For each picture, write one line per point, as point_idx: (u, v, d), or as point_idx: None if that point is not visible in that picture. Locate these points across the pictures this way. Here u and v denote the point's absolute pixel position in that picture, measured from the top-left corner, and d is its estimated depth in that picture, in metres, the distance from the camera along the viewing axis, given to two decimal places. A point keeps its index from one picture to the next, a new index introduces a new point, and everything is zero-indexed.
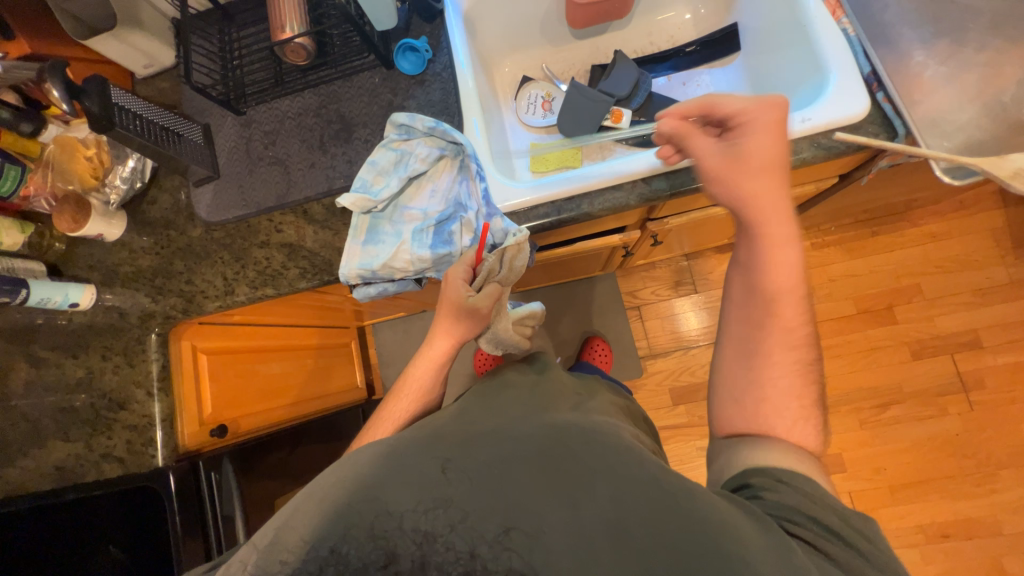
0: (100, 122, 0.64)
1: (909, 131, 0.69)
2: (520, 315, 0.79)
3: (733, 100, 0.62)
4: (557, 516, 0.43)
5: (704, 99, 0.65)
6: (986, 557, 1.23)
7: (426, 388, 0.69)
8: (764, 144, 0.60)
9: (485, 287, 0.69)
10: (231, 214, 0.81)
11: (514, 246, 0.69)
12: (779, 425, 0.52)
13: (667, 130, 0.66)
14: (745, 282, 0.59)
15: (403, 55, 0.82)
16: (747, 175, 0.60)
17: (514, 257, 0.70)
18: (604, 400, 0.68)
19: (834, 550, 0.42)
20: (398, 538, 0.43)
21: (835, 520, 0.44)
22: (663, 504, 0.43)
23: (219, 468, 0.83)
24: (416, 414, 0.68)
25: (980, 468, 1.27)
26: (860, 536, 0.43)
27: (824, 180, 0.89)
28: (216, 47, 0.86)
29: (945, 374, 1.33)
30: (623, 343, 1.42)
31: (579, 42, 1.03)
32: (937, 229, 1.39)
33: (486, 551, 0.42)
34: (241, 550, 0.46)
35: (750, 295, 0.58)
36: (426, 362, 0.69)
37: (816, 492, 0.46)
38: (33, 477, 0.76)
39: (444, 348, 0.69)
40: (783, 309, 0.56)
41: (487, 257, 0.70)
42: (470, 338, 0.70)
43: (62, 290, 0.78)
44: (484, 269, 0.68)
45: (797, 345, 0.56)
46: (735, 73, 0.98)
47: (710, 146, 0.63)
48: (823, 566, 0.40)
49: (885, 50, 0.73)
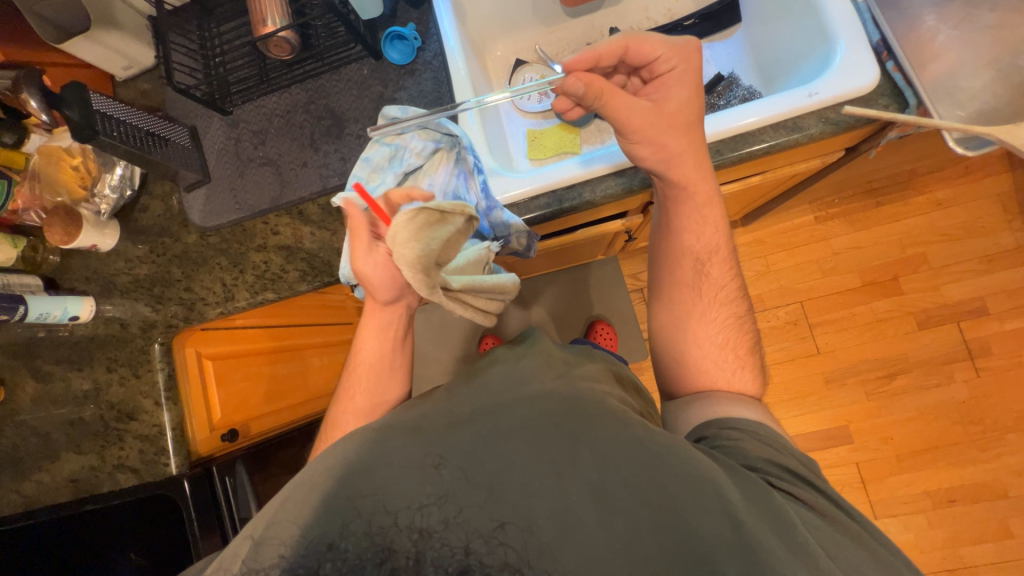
0: (83, 131, 0.62)
1: (920, 102, 0.67)
2: (482, 284, 0.62)
3: (653, 42, 0.62)
4: (546, 505, 0.41)
5: (682, 48, 0.63)
6: (993, 519, 1.25)
7: (384, 369, 0.67)
8: (686, 97, 0.62)
9: (407, 263, 0.49)
10: (225, 218, 0.79)
11: (436, 209, 0.51)
12: (722, 378, 0.62)
13: (654, 53, 0.62)
14: (668, 250, 0.67)
15: (391, 43, 0.79)
16: (671, 134, 0.61)
17: (432, 231, 0.51)
18: (594, 367, 0.62)
19: (808, 495, 0.48)
20: (393, 536, 0.38)
21: (797, 464, 0.51)
22: (660, 474, 0.44)
23: (233, 473, 0.88)
24: (374, 389, 0.66)
25: (987, 433, 1.28)
26: (818, 478, 0.50)
27: (830, 154, 0.86)
28: (196, 45, 0.81)
29: (952, 343, 1.33)
30: (628, 328, 1.39)
31: (572, 21, 1.00)
32: (942, 196, 1.37)
33: (482, 548, 0.38)
34: (234, 541, 0.42)
35: (680, 259, 0.66)
36: (378, 335, 0.68)
37: (769, 436, 0.54)
38: (51, 489, 0.78)
39: (392, 318, 0.67)
40: (711, 270, 0.65)
41: (403, 218, 0.50)
42: (398, 300, 0.66)
43: (61, 304, 0.77)
44: (397, 240, 0.49)
45: (729, 301, 0.65)
46: (735, 46, 0.95)
47: (637, 99, 0.61)
48: (812, 517, 0.45)
49: (894, 14, 0.71)
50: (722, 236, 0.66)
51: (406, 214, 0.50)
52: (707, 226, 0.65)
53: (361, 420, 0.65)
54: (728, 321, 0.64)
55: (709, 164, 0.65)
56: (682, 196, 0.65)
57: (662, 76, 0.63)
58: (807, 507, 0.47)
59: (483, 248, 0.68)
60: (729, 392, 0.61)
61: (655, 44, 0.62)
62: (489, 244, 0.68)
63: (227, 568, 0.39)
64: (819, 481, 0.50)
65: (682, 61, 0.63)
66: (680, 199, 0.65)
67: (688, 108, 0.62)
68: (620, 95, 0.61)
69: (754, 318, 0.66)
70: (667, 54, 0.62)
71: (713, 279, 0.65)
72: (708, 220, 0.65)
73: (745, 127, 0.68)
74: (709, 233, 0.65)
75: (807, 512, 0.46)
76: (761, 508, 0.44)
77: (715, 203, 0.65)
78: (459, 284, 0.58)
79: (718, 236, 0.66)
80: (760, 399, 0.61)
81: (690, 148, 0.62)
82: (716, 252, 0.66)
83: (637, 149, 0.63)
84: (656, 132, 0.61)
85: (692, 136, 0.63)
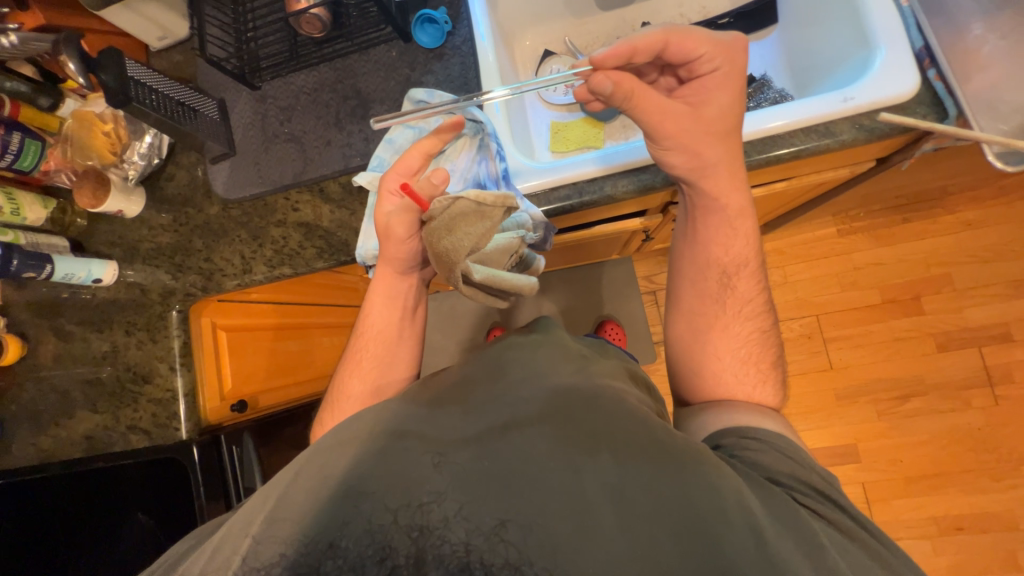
0: (117, 97, 0.63)
1: (960, 112, 0.65)
2: (506, 281, 0.58)
3: (696, 40, 0.59)
4: (553, 506, 0.40)
5: (724, 48, 0.60)
6: (1001, 550, 1.22)
7: (391, 340, 0.68)
8: (727, 101, 0.61)
9: (434, 238, 0.51)
10: (247, 191, 0.80)
11: (475, 201, 0.51)
12: (741, 391, 0.61)
13: (699, 53, 0.59)
14: (693, 259, 0.66)
15: (422, 27, 0.79)
16: (701, 141, 0.60)
17: (467, 219, 0.51)
18: (610, 363, 0.62)
19: (827, 510, 0.47)
20: (393, 534, 0.39)
21: (818, 480, 0.50)
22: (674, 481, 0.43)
23: (240, 442, 0.87)
24: (383, 356, 0.67)
25: (1001, 463, 1.25)
26: (838, 493, 0.50)
27: (860, 164, 0.84)
28: (229, 18, 0.81)
29: (971, 368, 1.29)
30: (638, 329, 1.37)
31: (603, 14, 0.99)
32: (973, 216, 1.32)
33: (482, 545, 0.38)
34: (234, 540, 0.42)
35: (705, 270, 0.65)
36: (387, 303, 0.68)
37: (790, 450, 0.53)
38: (66, 445, 0.81)
39: (404, 288, 0.68)
40: (737, 283, 0.65)
41: (446, 201, 0.52)
42: (411, 268, 0.66)
43: (86, 266, 0.79)
44: (435, 216, 0.52)
45: (754, 315, 0.65)
46: (770, 48, 0.93)
47: (673, 103, 0.59)
48: (833, 535, 0.44)
49: (940, 22, 0.68)
50: (752, 248, 0.65)
51: (444, 199, 0.52)
52: (737, 239, 0.65)
53: (365, 385, 0.66)
54: (751, 335, 0.64)
55: (743, 173, 0.64)
56: (714, 207, 0.64)
57: (701, 77, 0.61)
58: (826, 522, 0.46)
59: (518, 235, 0.65)
60: (750, 403, 0.60)
61: (701, 42, 0.59)
62: (523, 232, 0.66)
63: (226, 566, 0.39)
64: (839, 497, 0.49)
65: (727, 62, 0.60)
66: (711, 209, 0.64)
67: (725, 111, 0.61)
68: (654, 98, 0.58)
69: (778, 332, 0.65)
70: (712, 53, 0.59)
71: (738, 292, 0.65)
72: (737, 232, 0.65)
73: (775, 130, 0.67)
74: (739, 246, 0.65)
75: (827, 529, 0.45)
76: (779, 523, 0.43)
77: (745, 216, 0.65)
78: (484, 275, 0.54)
79: (748, 250, 0.65)
80: (778, 412, 0.61)
81: (719, 153, 0.61)
82: (743, 266, 0.65)
83: (664, 156, 0.62)
84: (690, 137, 0.60)
85: (722, 141, 0.61)
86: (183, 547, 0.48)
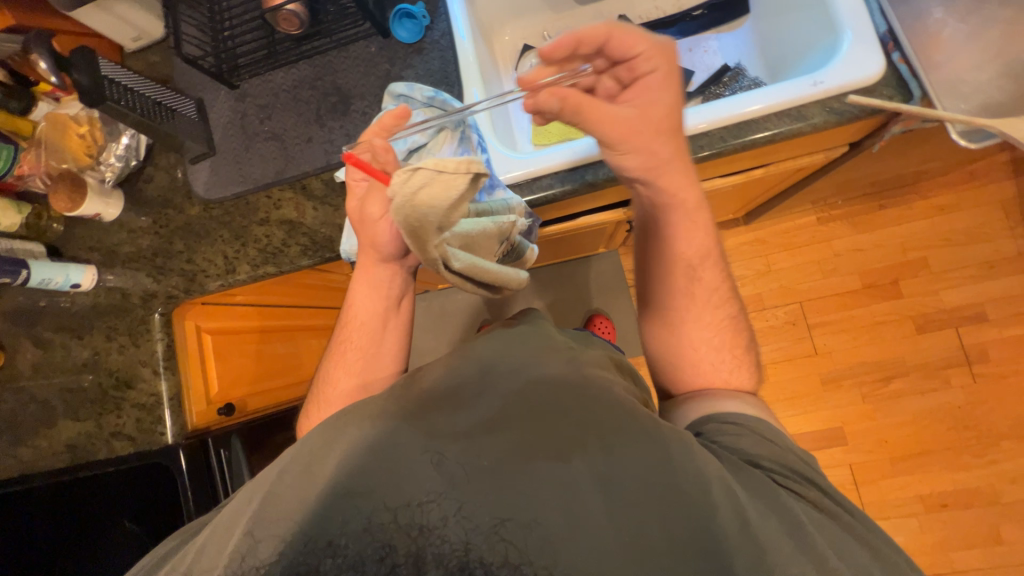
0: (90, 96, 0.61)
1: (925, 93, 0.67)
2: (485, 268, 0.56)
3: (631, 36, 0.58)
4: (549, 502, 0.40)
5: (659, 45, 0.59)
6: (984, 524, 1.25)
7: (376, 332, 0.68)
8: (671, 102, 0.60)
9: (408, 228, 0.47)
10: (228, 191, 0.79)
11: (435, 167, 0.47)
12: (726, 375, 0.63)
13: (637, 51, 0.58)
14: (656, 254, 0.67)
15: (400, 22, 0.79)
16: (655, 139, 0.60)
17: (432, 191, 0.46)
18: (597, 354, 0.62)
19: (809, 493, 0.48)
20: (393, 533, 0.38)
21: (794, 459, 0.51)
22: (665, 470, 0.44)
23: (228, 445, 0.85)
24: (367, 348, 0.67)
25: (981, 439, 1.29)
26: (818, 475, 0.51)
27: (834, 148, 0.87)
28: (206, 18, 0.80)
29: (948, 348, 1.33)
30: (626, 321, 1.39)
31: (580, 8, 1.00)
32: (944, 201, 1.37)
33: (482, 544, 0.38)
34: (227, 540, 0.41)
35: (669, 265, 0.66)
36: (372, 292, 0.68)
37: (761, 430, 0.54)
38: (47, 455, 0.79)
39: (387, 276, 0.68)
40: (701, 273, 0.65)
41: (403, 176, 0.46)
42: (399, 258, 0.66)
43: (63, 271, 0.78)
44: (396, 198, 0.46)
45: (719, 303, 0.66)
46: (744, 38, 0.96)
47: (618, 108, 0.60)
48: (814, 515, 0.46)
49: (902, 7, 0.71)
50: (713, 239, 0.66)
51: (403, 172, 0.47)
52: (696, 233, 0.65)
53: (352, 380, 0.65)
54: (721, 321, 0.65)
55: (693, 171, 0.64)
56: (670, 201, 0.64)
57: (643, 77, 0.60)
58: (807, 502, 0.48)
59: (495, 223, 0.61)
60: (720, 390, 0.61)
61: (639, 40, 0.58)
62: (515, 216, 0.66)
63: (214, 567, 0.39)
64: (818, 477, 0.51)
65: (664, 62, 0.60)
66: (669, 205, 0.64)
67: None
68: (598, 108, 0.59)
69: (743, 316, 0.67)
70: (649, 52, 0.59)
71: (704, 282, 0.65)
72: (697, 225, 0.65)
73: (752, 114, 0.68)
74: (698, 238, 0.65)
75: (808, 509, 0.47)
76: (762, 504, 0.45)
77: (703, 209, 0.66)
78: (462, 262, 0.53)
79: (709, 241, 0.66)
80: (756, 395, 0.63)
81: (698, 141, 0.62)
82: (705, 257, 0.66)
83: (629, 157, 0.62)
84: (671, 124, 0.60)
85: None
86: (166, 549, 0.47)
